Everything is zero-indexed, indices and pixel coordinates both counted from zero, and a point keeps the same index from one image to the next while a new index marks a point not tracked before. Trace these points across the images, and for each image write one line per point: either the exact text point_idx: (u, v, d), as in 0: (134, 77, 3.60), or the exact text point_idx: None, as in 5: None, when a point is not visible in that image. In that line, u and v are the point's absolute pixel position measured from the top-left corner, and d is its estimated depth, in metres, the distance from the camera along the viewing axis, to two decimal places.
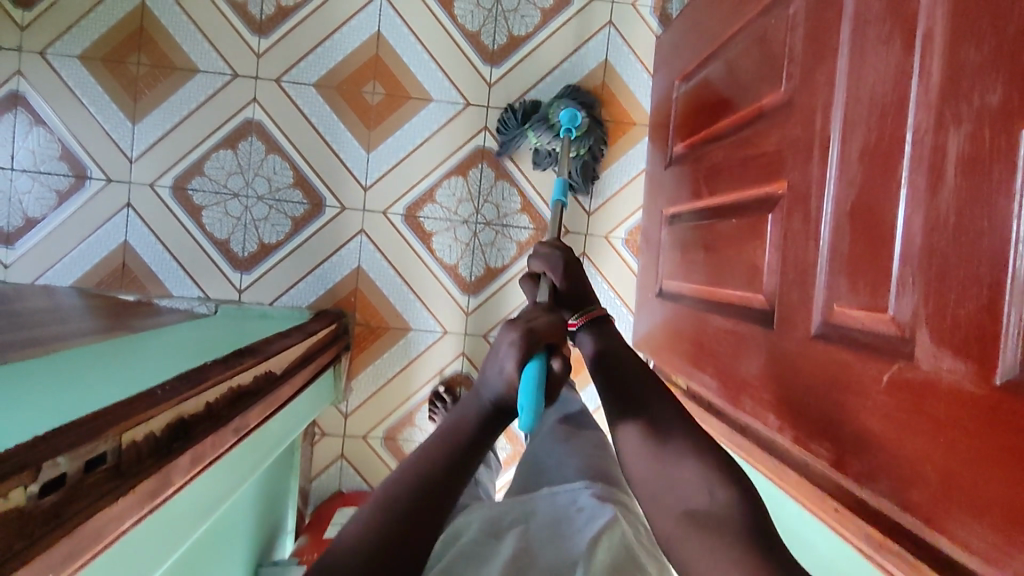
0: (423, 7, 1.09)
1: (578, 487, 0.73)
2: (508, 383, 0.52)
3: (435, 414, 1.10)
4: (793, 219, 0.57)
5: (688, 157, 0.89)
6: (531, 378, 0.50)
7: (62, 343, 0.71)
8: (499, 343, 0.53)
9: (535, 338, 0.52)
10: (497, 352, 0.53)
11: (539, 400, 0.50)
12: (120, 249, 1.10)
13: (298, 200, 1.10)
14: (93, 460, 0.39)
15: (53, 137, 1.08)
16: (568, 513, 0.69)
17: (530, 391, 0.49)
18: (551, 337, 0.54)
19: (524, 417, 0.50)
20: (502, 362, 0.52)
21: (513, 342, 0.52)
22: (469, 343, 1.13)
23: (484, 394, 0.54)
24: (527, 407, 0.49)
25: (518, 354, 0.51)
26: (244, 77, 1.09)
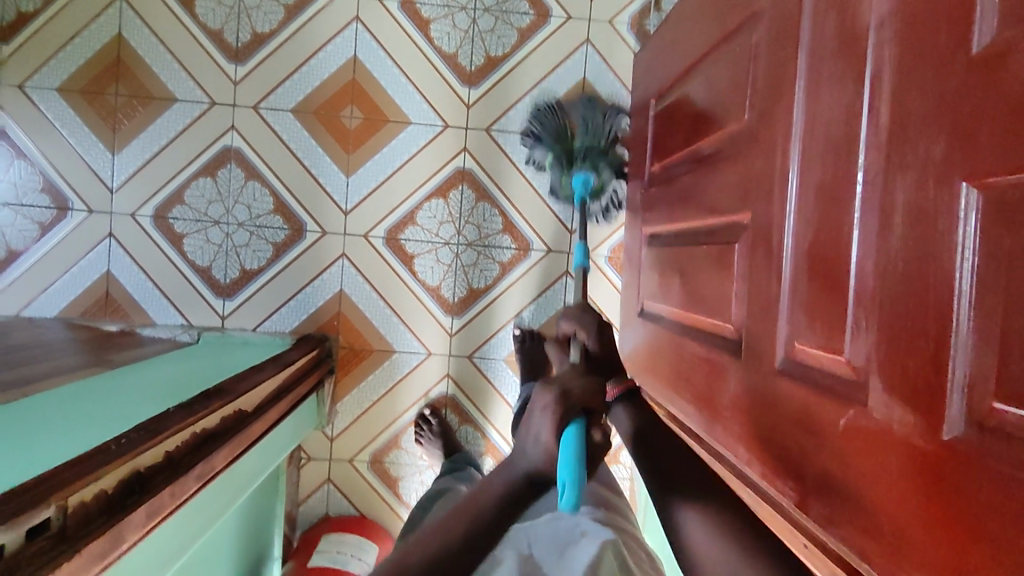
0: (399, 30, 1.09)
1: (579, 514, 0.74)
2: (546, 449, 0.48)
3: (421, 436, 1.10)
4: (757, 252, 0.56)
5: (663, 178, 0.88)
6: (570, 449, 0.48)
7: (35, 386, 0.71)
8: (534, 408, 0.51)
9: (573, 404, 0.49)
10: (536, 415, 0.50)
11: (578, 475, 0.48)
12: (103, 279, 1.10)
13: (279, 225, 1.10)
14: (35, 528, 0.38)
15: (35, 169, 1.09)
16: (569, 535, 0.70)
17: (569, 463, 0.48)
18: (590, 403, 0.50)
19: (564, 493, 0.48)
20: (539, 427, 0.49)
21: (551, 404, 0.49)
22: (455, 364, 1.13)
23: (518, 464, 0.50)
24: (567, 484, 0.48)
25: (551, 422, 0.48)
26: (222, 105, 1.09)
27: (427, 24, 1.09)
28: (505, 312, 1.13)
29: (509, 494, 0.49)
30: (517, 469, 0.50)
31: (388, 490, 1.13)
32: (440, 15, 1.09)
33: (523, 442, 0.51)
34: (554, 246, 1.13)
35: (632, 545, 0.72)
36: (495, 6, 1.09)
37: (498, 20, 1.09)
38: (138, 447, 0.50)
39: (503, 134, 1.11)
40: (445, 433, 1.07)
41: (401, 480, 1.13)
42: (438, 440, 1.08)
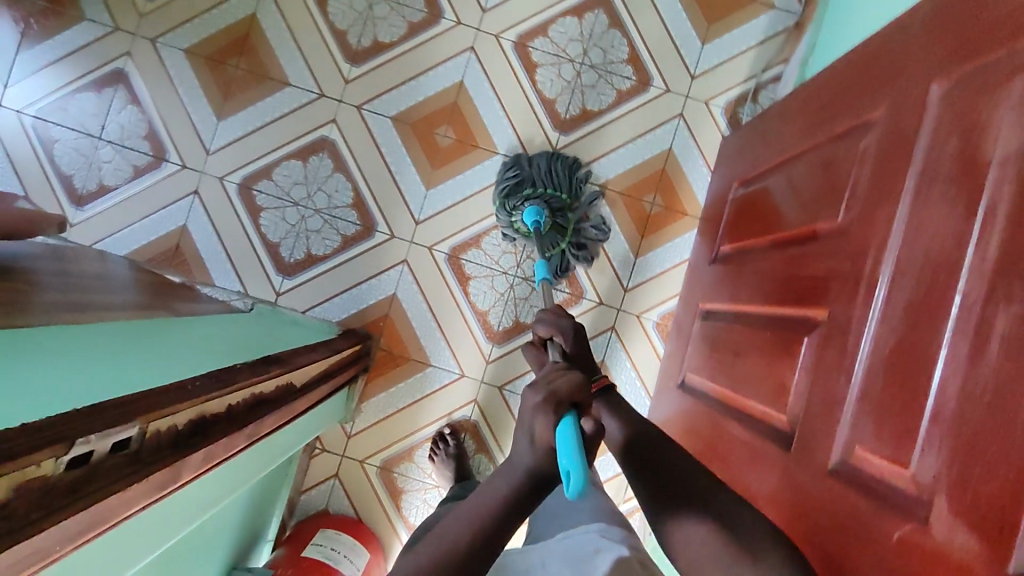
0: (507, 66, 1.15)
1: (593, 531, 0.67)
2: (543, 441, 0.52)
3: (435, 454, 1.11)
4: (828, 350, 0.57)
5: (732, 259, 0.90)
6: (568, 447, 0.50)
7: (102, 314, 0.75)
8: (521, 411, 0.54)
9: (562, 401, 0.53)
10: (524, 422, 0.53)
11: (580, 459, 0.49)
12: (177, 231, 1.15)
13: (352, 220, 1.15)
14: (119, 443, 0.41)
15: (143, 116, 1.17)
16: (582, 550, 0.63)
17: (569, 449, 0.50)
18: (576, 396, 0.55)
19: (569, 480, 0.49)
20: (531, 425, 0.53)
21: (541, 400, 0.53)
22: (484, 393, 1.14)
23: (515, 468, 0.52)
24: (570, 470, 0.49)
25: (548, 416, 0.52)
26: (328, 98, 1.16)
27: (534, 67, 1.15)
28: None
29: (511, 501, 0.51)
30: (503, 491, 0.51)
31: (390, 499, 1.13)
32: (548, 61, 1.15)
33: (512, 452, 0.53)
34: (606, 300, 1.14)
35: (652, 560, 0.64)
36: (602, 64, 1.14)
37: (601, 78, 1.14)
38: (209, 393, 0.53)
39: None
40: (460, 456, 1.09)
41: (405, 493, 1.13)
42: (451, 461, 1.08)
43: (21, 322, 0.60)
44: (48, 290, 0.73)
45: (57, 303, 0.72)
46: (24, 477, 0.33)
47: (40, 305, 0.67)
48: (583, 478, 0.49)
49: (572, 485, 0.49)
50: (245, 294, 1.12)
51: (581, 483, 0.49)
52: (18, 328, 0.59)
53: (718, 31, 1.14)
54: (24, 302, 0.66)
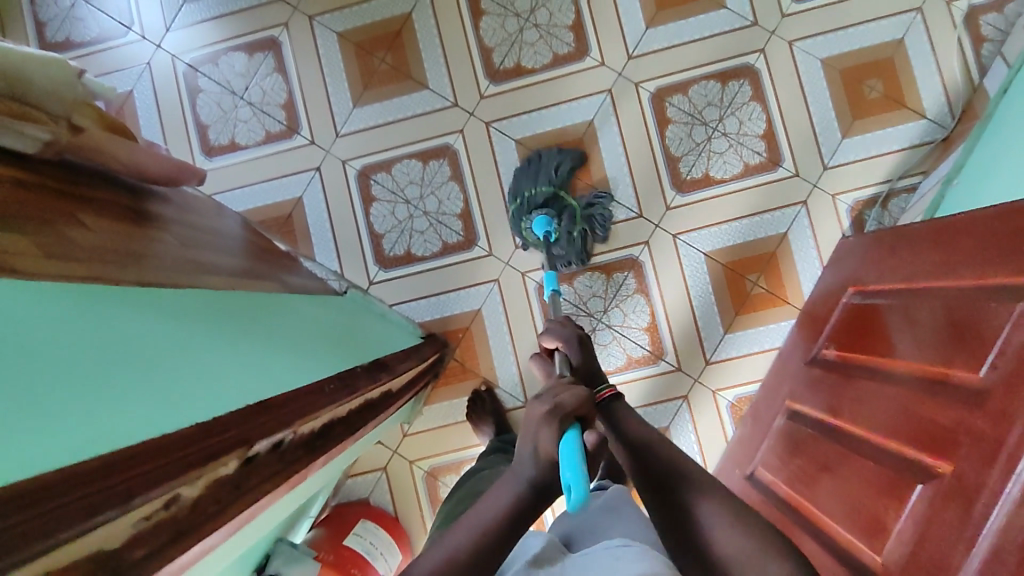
0: (640, 116, 1.16)
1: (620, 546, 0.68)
2: (547, 455, 0.55)
3: (472, 415, 1.12)
4: (948, 509, 0.56)
5: (835, 367, 0.88)
6: (570, 450, 0.54)
7: (222, 279, 0.78)
8: (528, 424, 0.58)
9: (565, 413, 0.57)
10: (530, 431, 0.57)
11: (581, 475, 0.52)
12: (292, 201, 1.20)
13: (456, 230, 1.17)
14: (274, 444, 0.43)
15: (285, 86, 1.22)
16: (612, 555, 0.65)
17: (573, 466, 0.53)
18: (580, 410, 0.59)
19: (569, 495, 0.52)
20: (536, 437, 0.56)
21: (551, 417, 0.56)
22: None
23: (522, 473, 0.56)
24: (572, 483, 0.52)
25: (551, 429, 0.55)
26: (461, 108, 1.18)
27: (666, 122, 1.15)
28: None
29: (517, 508, 0.55)
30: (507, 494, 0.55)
31: (429, 506, 1.14)
32: (681, 119, 1.15)
33: (518, 462, 0.57)
34: (685, 366, 1.14)
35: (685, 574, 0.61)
36: (735, 134, 1.14)
37: (731, 148, 1.14)
38: (339, 398, 0.55)
39: (686, 247, 1.14)
40: (498, 412, 1.11)
41: None
42: (490, 420, 1.10)
43: (149, 278, 0.62)
44: (175, 244, 0.77)
45: (179, 257, 0.74)
46: (209, 474, 0.35)
47: (170, 260, 0.70)
48: (585, 486, 0.52)
49: (574, 498, 0.52)
50: (341, 276, 1.16)
51: (583, 495, 0.51)
52: (150, 287, 0.61)
53: (861, 128, 1.12)
54: (155, 253, 0.69)
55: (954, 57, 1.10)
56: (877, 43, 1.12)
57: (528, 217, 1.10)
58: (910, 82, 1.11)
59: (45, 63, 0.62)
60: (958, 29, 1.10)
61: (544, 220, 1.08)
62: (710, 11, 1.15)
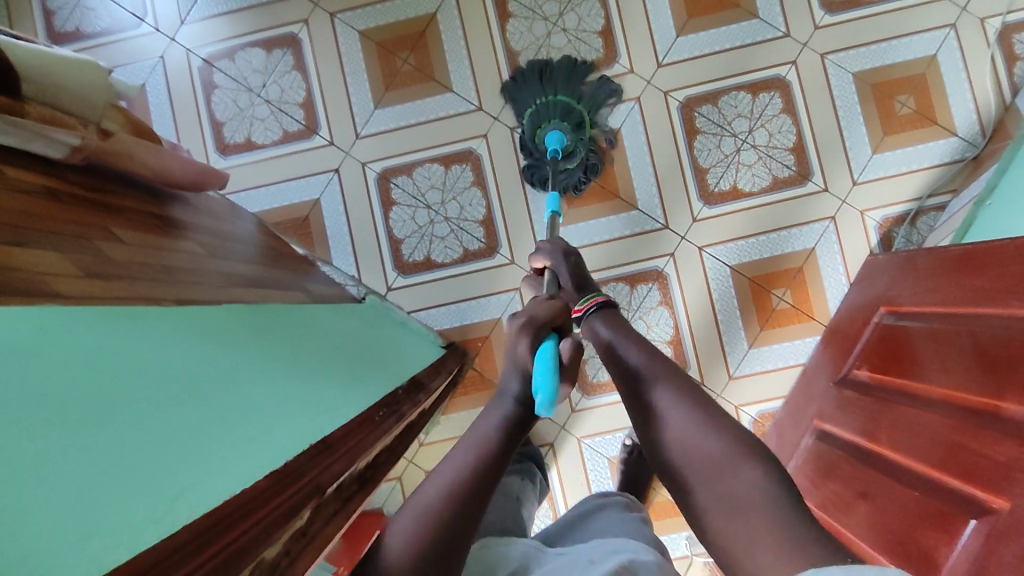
0: (668, 126, 1.14)
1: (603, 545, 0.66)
2: (524, 362, 0.62)
3: None
4: (1004, 551, 0.55)
5: (869, 389, 0.87)
6: (543, 356, 0.61)
7: (250, 290, 0.76)
8: (509, 338, 0.65)
9: (537, 328, 0.65)
10: (510, 345, 0.64)
11: (548, 379, 0.58)
12: (309, 203, 1.17)
13: (478, 237, 1.15)
14: None
15: (304, 85, 1.19)
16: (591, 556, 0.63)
17: (544, 371, 0.59)
18: (552, 322, 0.68)
19: (538, 398, 0.58)
20: (516, 347, 0.63)
21: (528, 330, 0.64)
22: (565, 454, 1.13)
23: (509, 383, 0.61)
24: (541, 385, 0.58)
25: (526, 338, 0.63)
26: (486, 113, 1.16)
27: (694, 133, 1.13)
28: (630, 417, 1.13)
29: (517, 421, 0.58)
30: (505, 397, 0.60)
31: None
32: (709, 130, 1.13)
33: (505, 381, 0.62)
34: (707, 381, 1.12)
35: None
36: (764, 147, 1.12)
37: (759, 160, 1.12)
38: None
39: (711, 260, 1.13)
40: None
41: None
42: None
43: (185, 295, 0.60)
44: (200, 254, 0.74)
45: (209, 269, 0.72)
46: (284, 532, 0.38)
47: (200, 274, 0.68)
48: (550, 389, 0.57)
49: (542, 399, 0.57)
50: (358, 282, 1.14)
51: (550, 395, 0.57)
52: (189, 304, 0.59)
53: (892, 144, 1.11)
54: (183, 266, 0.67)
55: (987, 74, 1.09)
56: (909, 59, 1.11)
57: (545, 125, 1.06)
58: (942, 98, 1.10)
59: (81, 68, 0.63)
60: (992, 46, 1.09)
61: (556, 136, 1.04)
62: (741, 21, 1.13)
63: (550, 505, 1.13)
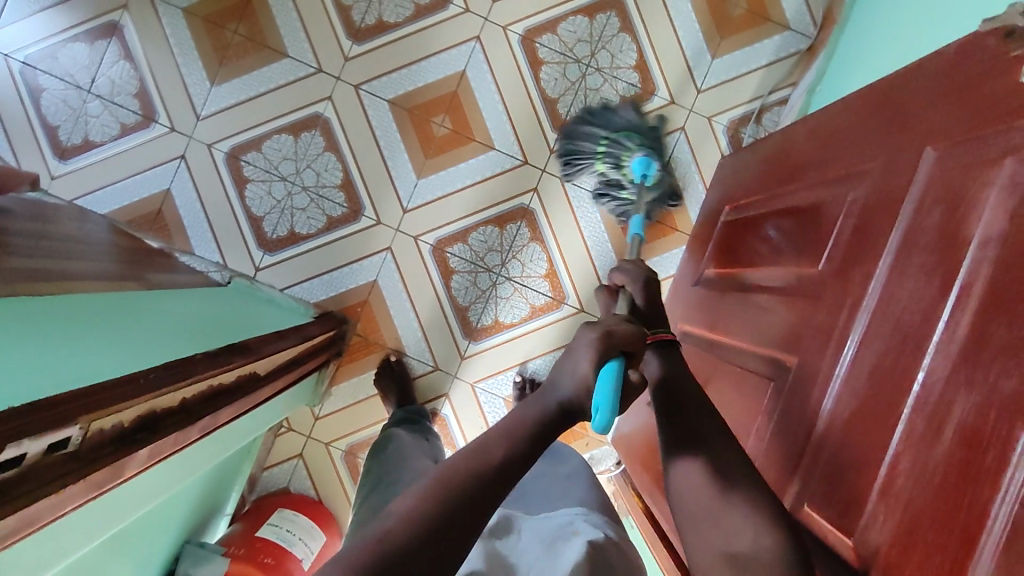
0: (512, 61, 1.13)
1: (573, 512, 0.72)
2: (584, 377, 0.52)
3: (380, 380, 1.10)
4: (793, 401, 0.57)
5: (715, 284, 0.89)
6: (607, 380, 0.52)
7: (78, 283, 0.73)
8: (578, 345, 0.54)
9: (614, 343, 0.54)
10: (573, 356, 0.54)
11: (613, 403, 0.51)
12: (161, 195, 1.13)
13: (339, 202, 1.13)
14: (58, 443, 0.40)
15: (135, 74, 1.13)
16: (559, 523, 0.70)
17: (607, 390, 0.52)
18: (628, 345, 0.55)
19: (596, 416, 0.52)
20: (578, 360, 0.53)
21: (596, 345, 0.53)
22: (459, 396, 1.14)
23: (553, 391, 0.52)
24: (601, 407, 0.51)
25: (594, 356, 0.52)
26: (326, 74, 1.13)
27: (539, 64, 1.12)
28: (518, 354, 1.14)
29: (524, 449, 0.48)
30: (547, 401, 0.52)
31: (352, 484, 1.12)
32: (553, 59, 1.12)
33: (556, 375, 0.54)
34: (587, 307, 1.14)
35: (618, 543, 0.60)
36: (608, 68, 1.12)
37: (606, 82, 1.12)
38: (161, 386, 0.52)
39: (574, 189, 1.13)
40: (405, 378, 1.09)
41: None
42: (395, 385, 1.08)
43: None
44: (27, 255, 0.70)
45: (28, 268, 0.68)
46: None
47: (14, 270, 0.64)
48: (611, 416, 0.51)
49: (600, 420, 0.51)
50: (223, 266, 1.11)
51: (608, 421, 0.51)
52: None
53: (729, 47, 1.12)
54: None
55: None
56: None
57: (630, 151, 1.04)
58: None
59: None
60: None
61: (645, 161, 1.03)
62: None
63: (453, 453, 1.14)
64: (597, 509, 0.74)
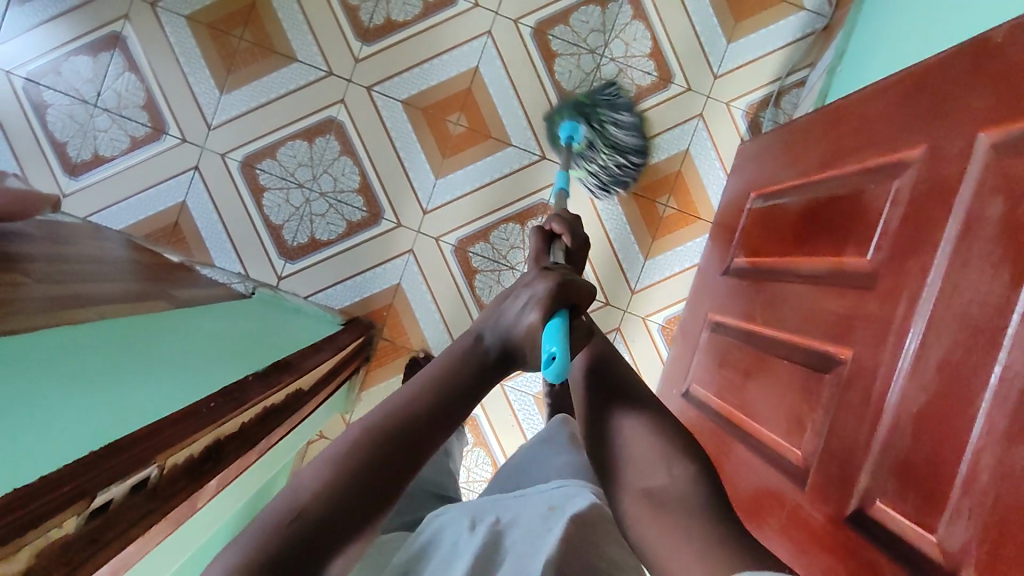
0: (524, 54, 1.11)
1: (553, 488, 0.57)
2: (530, 329, 0.46)
3: (409, 380, 1.09)
4: (851, 394, 0.57)
5: (748, 274, 0.89)
6: (556, 329, 0.45)
7: (102, 308, 0.71)
8: (513, 296, 0.49)
9: (558, 292, 0.47)
10: (511, 305, 0.48)
11: (564, 348, 0.44)
12: (176, 208, 1.12)
13: (358, 206, 1.12)
14: (137, 484, 0.40)
15: (141, 85, 1.11)
16: (539, 520, 0.53)
17: (557, 335, 0.44)
18: (575, 298, 0.49)
19: (549, 366, 0.44)
20: (521, 311, 0.47)
21: (539, 295, 0.47)
22: (493, 403, 1.15)
23: (487, 334, 0.48)
24: (555, 354, 0.43)
25: (541, 307, 0.46)
26: (337, 77, 1.11)
27: (552, 56, 1.11)
28: None
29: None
30: (488, 353, 0.47)
31: None
32: (567, 51, 1.11)
33: (491, 321, 0.48)
34: (612, 301, 1.14)
35: None
36: (622, 57, 1.11)
37: (621, 72, 1.11)
38: (223, 415, 0.51)
39: None
40: None
41: None
42: None
43: (28, 325, 0.56)
44: (47, 280, 0.69)
45: (54, 296, 0.67)
46: (47, 539, 0.33)
47: (40, 299, 0.63)
48: (565, 363, 0.43)
49: (551, 369, 0.44)
50: (246, 278, 1.10)
51: (563, 368, 0.43)
52: (33, 333, 0.55)
53: (744, 30, 1.10)
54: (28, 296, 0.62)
55: None
56: None
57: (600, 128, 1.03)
58: None
59: None
60: None
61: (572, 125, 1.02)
62: None
63: (486, 452, 1.15)
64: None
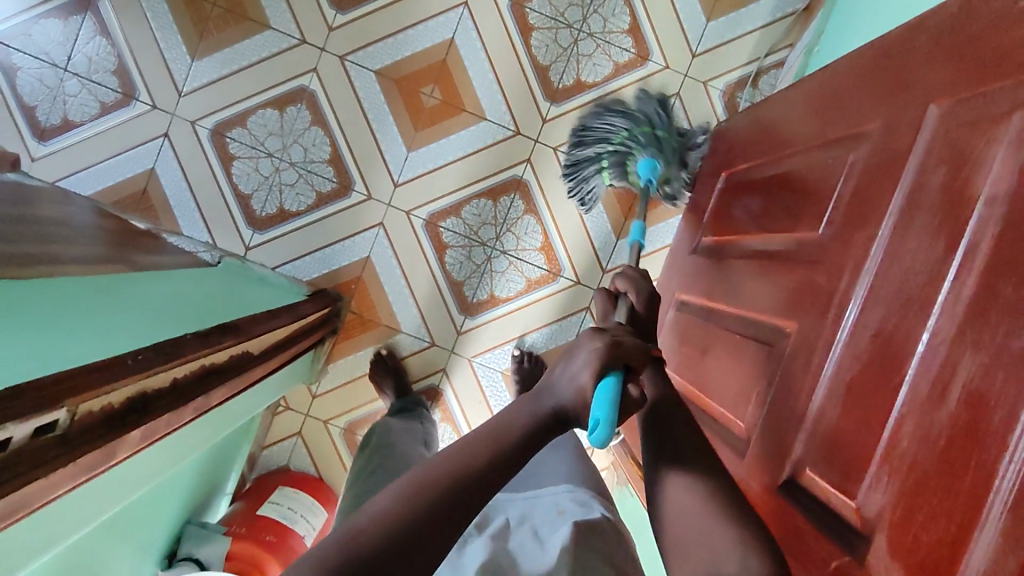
0: (501, 27, 1.09)
1: (560, 491, 0.67)
2: (581, 391, 0.49)
3: (376, 373, 1.10)
4: (793, 367, 0.57)
5: (712, 252, 0.88)
6: (606, 394, 0.48)
7: (60, 267, 0.71)
8: (576, 351, 0.51)
9: (611, 353, 0.50)
10: (568, 368, 0.51)
11: (612, 415, 0.47)
12: (145, 174, 1.11)
13: (329, 177, 1.11)
14: (43, 426, 0.39)
15: (112, 50, 1.10)
16: (551, 520, 0.63)
17: (605, 402, 0.48)
18: (631, 357, 0.52)
19: (595, 430, 0.48)
20: (577, 371, 0.50)
21: (597, 352, 0.50)
22: (461, 380, 1.14)
23: (545, 398, 0.50)
24: (600, 419, 0.47)
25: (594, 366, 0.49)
26: (310, 46, 1.09)
27: (529, 30, 1.09)
28: (515, 326, 1.13)
29: (534, 430, 0.48)
30: (542, 406, 0.49)
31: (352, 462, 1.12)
32: (544, 25, 1.09)
33: (551, 384, 0.51)
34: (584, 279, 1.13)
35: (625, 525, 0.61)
36: (600, 33, 1.09)
37: (598, 48, 1.09)
38: (151, 368, 0.51)
39: None
40: (398, 370, 1.09)
41: None
42: (390, 375, 1.08)
43: None
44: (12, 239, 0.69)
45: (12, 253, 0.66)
46: None
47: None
48: (611, 429, 0.47)
49: (599, 434, 0.48)
50: (213, 246, 1.09)
51: (607, 434, 0.47)
52: None
53: (724, 8, 1.09)
54: None
55: None
56: None
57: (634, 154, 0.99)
58: None
59: None
60: None
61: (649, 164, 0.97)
62: None
63: (453, 428, 1.14)
64: (594, 479, 0.74)
